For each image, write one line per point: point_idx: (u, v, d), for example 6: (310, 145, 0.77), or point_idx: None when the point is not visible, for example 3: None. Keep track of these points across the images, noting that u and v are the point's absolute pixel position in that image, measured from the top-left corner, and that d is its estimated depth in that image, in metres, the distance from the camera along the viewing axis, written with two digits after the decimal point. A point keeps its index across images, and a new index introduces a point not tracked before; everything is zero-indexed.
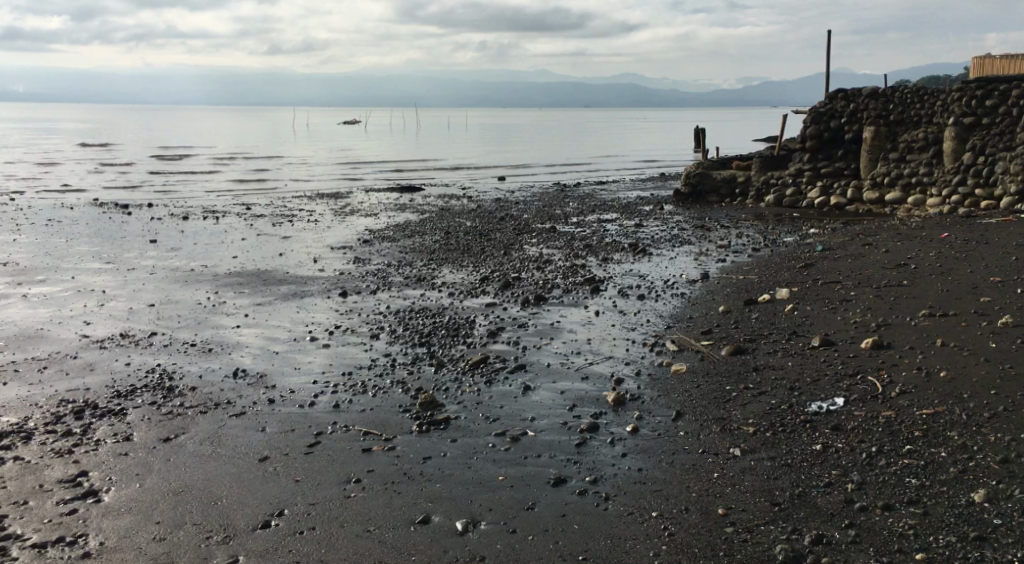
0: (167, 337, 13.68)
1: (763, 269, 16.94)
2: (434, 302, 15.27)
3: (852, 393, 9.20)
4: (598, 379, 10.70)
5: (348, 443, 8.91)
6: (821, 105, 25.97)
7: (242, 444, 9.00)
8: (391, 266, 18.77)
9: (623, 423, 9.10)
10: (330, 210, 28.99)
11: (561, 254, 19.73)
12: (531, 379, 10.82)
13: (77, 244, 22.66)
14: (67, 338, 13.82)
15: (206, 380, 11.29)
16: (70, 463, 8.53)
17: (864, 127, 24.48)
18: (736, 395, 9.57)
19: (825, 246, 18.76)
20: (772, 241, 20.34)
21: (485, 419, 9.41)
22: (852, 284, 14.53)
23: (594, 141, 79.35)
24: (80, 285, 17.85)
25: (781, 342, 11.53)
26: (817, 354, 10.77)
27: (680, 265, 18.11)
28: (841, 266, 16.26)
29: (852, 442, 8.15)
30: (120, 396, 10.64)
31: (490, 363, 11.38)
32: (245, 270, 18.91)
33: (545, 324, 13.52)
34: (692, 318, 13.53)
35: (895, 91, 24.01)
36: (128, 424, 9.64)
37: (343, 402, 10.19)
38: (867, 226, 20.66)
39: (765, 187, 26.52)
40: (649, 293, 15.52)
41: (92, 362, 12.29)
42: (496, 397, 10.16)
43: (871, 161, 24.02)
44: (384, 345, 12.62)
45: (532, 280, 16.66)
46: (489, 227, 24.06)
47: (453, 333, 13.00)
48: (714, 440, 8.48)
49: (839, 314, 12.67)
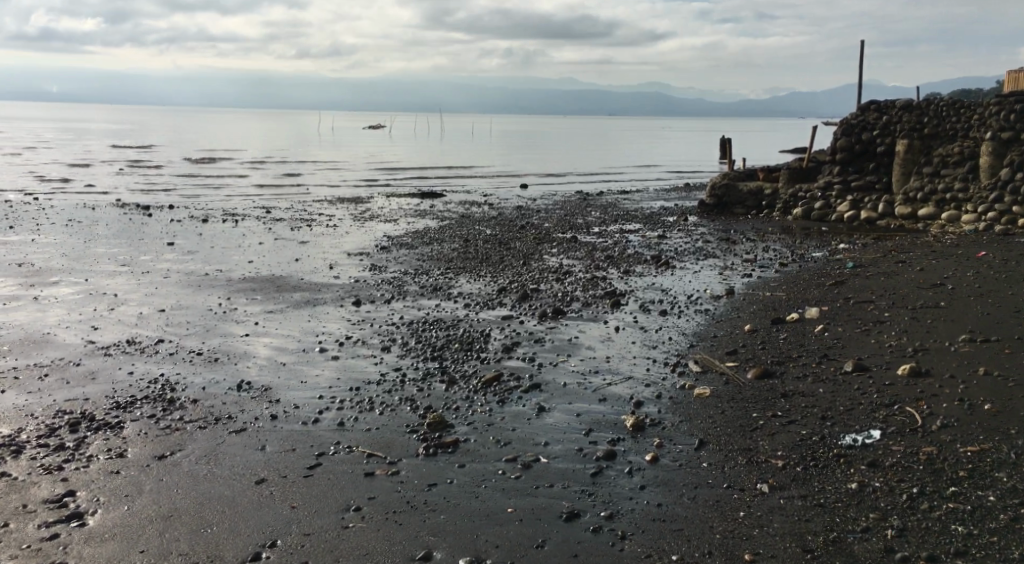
0: (174, 344, 13.27)
1: (791, 286, 16.36)
2: (449, 313, 14.80)
3: (890, 425, 8.63)
4: (616, 400, 10.17)
5: (350, 465, 8.45)
6: (852, 117, 25.42)
7: (239, 464, 8.54)
8: (408, 274, 18.36)
9: (643, 451, 8.57)
10: (350, 214, 28.65)
11: (582, 265, 19.20)
12: (545, 399, 10.29)
13: (94, 246, 22.42)
14: (74, 343, 13.46)
15: (208, 392, 10.86)
16: (58, 481, 8.10)
17: (897, 139, 23.85)
18: (764, 424, 9.01)
19: (856, 263, 18.17)
20: (800, 256, 19.75)
21: (496, 443, 8.90)
22: (886, 305, 13.95)
23: (618, 149, 79.09)
24: (93, 288, 17.54)
25: (811, 365, 10.96)
26: (850, 380, 10.20)
27: (705, 280, 17.53)
28: (874, 284, 15.68)
29: (890, 481, 7.57)
30: (119, 408, 10.22)
31: (504, 381, 10.87)
32: (260, 276, 18.55)
33: (563, 340, 13.00)
34: (715, 337, 12.96)
35: (931, 104, 23.40)
36: (124, 439, 9.21)
37: (348, 420, 9.71)
38: (899, 243, 20.04)
39: (793, 200, 25.91)
40: (672, 308, 14.97)
41: (94, 370, 11.89)
42: (508, 419, 9.65)
43: (903, 175, 23.40)
44: (394, 358, 12.15)
45: (552, 293, 16.15)
46: (509, 235, 23.62)
47: (466, 347, 12.52)
48: (740, 474, 7.93)
49: (873, 336, 12.09)
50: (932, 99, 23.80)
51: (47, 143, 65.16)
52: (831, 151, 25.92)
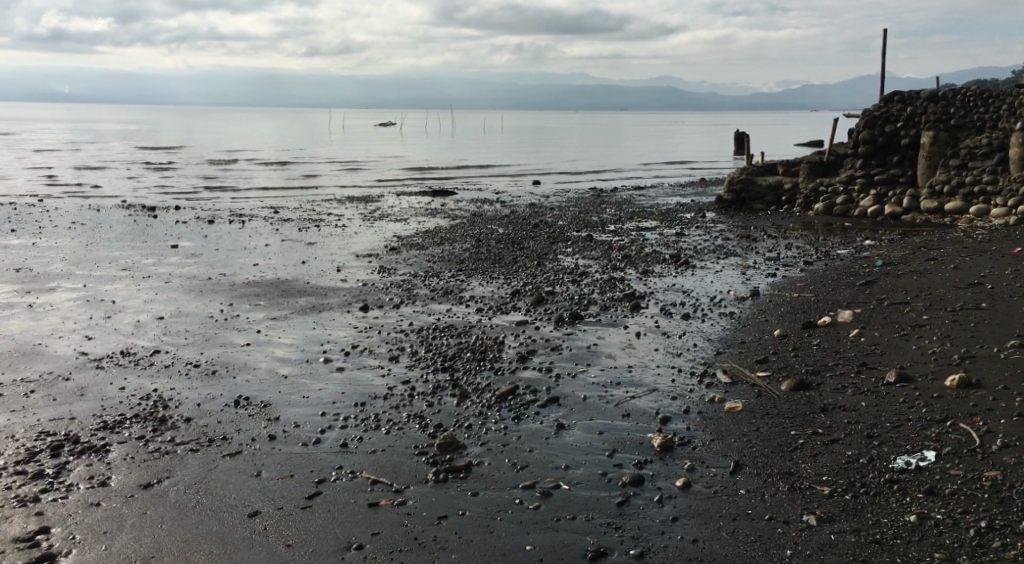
0: (170, 356, 12.56)
1: (818, 286, 15.55)
2: (460, 319, 14.06)
3: (944, 445, 7.84)
4: (641, 416, 9.40)
5: (353, 494, 7.75)
6: (874, 109, 24.55)
7: (231, 494, 7.86)
8: (418, 277, 17.65)
9: (672, 476, 7.80)
10: (359, 214, 27.98)
11: (598, 265, 18.42)
12: (565, 416, 9.54)
13: (95, 249, 21.76)
14: (65, 355, 12.77)
15: (203, 409, 10.16)
16: (31, 516, 7.50)
17: (922, 131, 22.98)
18: (804, 444, 8.22)
19: (884, 260, 17.34)
20: (825, 253, 18.94)
21: (511, 466, 8.15)
22: (923, 306, 13.15)
23: (632, 145, 78.43)
24: (90, 294, 16.85)
25: (849, 376, 10.15)
26: (893, 393, 9.39)
27: (727, 280, 16.73)
28: (906, 284, 14.86)
29: (953, 512, 6.81)
30: (105, 429, 9.52)
31: (519, 395, 10.11)
32: (264, 279, 17.87)
33: (582, 348, 12.23)
34: (743, 343, 12.18)
35: (957, 94, 22.51)
36: (108, 464, 8.53)
37: (352, 440, 8.99)
38: (927, 239, 19.21)
39: (814, 194, 25.08)
40: (695, 311, 14.20)
41: (85, 386, 11.19)
42: (525, 438, 8.90)
43: (929, 168, 22.54)
44: (403, 369, 11.40)
45: (567, 295, 15.39)
46: (522, 234, 22.88)
47: (479, 356, 11.78)
48: (783, 504, 7.17)
49: (914, 342, 11.29)
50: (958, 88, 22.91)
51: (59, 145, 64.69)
52: (853, 144, 25.02)
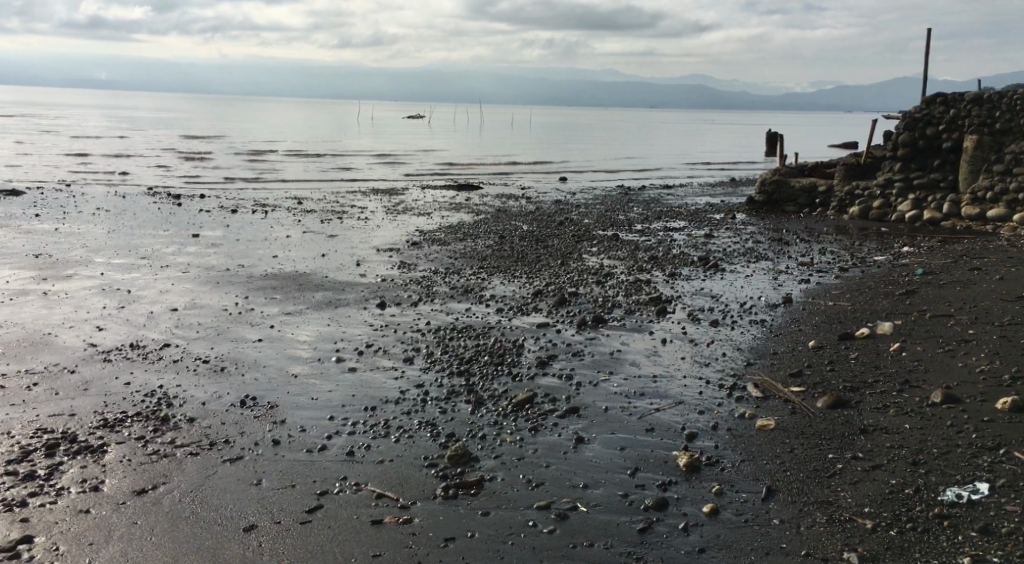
0: (180, 351, 12.13)
1: (853, 295, 14.89)
2: (480, 320, 13.52)
3: (998, 476, 7.25)
4: (666, 432, 8.82)
5: (355, 510, 7.34)
6: (915, 111, 23.74)
7: (228, 505, 7.46)
8: (438, 273, 17.16)
9: (699, 500, 7.26)
10: (383, 207, 27.54)
11: (624, 266, 17.83)
12: (584, 429, 8.98)
13: (115, 236, 21.42)
14: (74, 347, 12.35)
15: (208, 410, 9.67)
16: (16, 522, 7.15)
17: (965, 134, 22.17)
18: (843, 470, 7.66)
19: (925, 268, 16.65)
20: (860, 259, 18.26)
21: (526, 483, 7.64)
22: (968, 320, 12.50)
23: (662, 143, 77.50)
24: (106, 283, 16.46)
25: (890, 395, 9.55)
26: (940, 415, 8.79)
27: (758, 285, 16.09)
28: (949, 295, 14.20)
29: (1012, 556, 6.31)
30: (105, 428, 9.06)
31: (538, 404, 9.57)
32: (283, 272, 17.43)
33: (604, 354, 11.67)
34: (774, 354, 11.57)
35: (1003, 97, 21.70)
36: (103, 466, 8.07)
37: (359, 448, 8.49)
38: (969, 246, 18.49)
39: (849, 198, 24.36)
40: (724, 318, 13.59)
41: (89, 380, 10.76)
42: (542, 452, 8.35)
43: (971, 173, 21.76)
44: (417, 373, 10.88)
45: (591, 297, 14.83)
46: (547, 231, 22.36)
47: (497, 359, 11.26)
48: (821, 537, 6.66)
49: (959, 359, 10.67)
50: (1004, 90, 22.03)
51: (91, 130, 64.55)
52: (892, 147, 24.23)
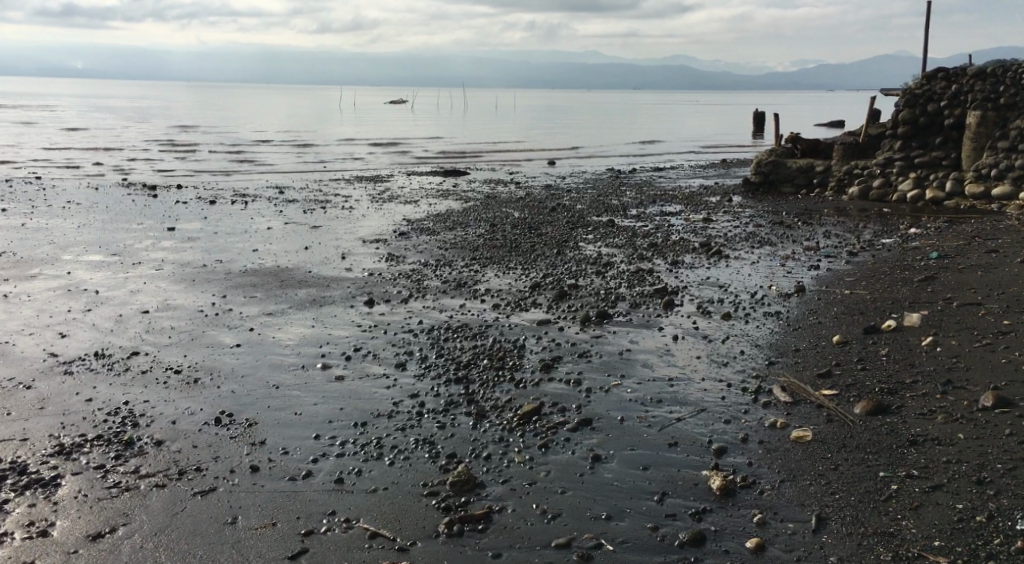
0: (149, 360, 11.08)
1: (869, 282, 13.98)
2: (475, 318, 12.51)
3: None
4: (692, 446, 7.90)
5: (345, 557, 6.51)
6: (915, 86, 22.79)
7: (198, 554, 6.61)
8: (429, 266, 16.15)
9: (740, 533, 6.52)
10: (368, 195, 26.40)
11: (624, 255, 16.88)
12: (600, 444, 8.04)
13: (85, 232, 20.24)
14: (33, 357, 11.29)
15: (178, 430, 8.64)
16: None
17: (968, 111, 21.24)
18: (900, 491, 6.84)
19: (938, 251, 15.75)
20: (868, 242, 17.38)
21: (540, 516, 6.82)
22: (997, 309, 11.61)
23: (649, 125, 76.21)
24: (72, 283, 15.35)
25: (933, 398, 8.67)
26: (994, 422, 7.90)
27: (767, 273, 15.16)
28: (971, 281, 13.30)
29: None
30: (59, 455, 8.04)
31: (546, 415, 8.61)
32: (263, 267, 16.39)
33: (613, 354, 10.71)
34: (797, 352, 10.66)
35: (1007, 71, 20.78)
36: (54, 504, 7.11)
37: (348, 474, 7.51)
38: (979, 227, 17.65)
39: (848, 177, 23.50)
40: (736, 311, 12.65)
41: (48, 396, 9.75)
42: (555, 474, 7.43)
43: (975, 150, 20.89)
44: (411, 381, 9.88)
45: (593, 290, 13.85)
46: (540, 218, 21.36)
47: (497, 363, 10.27)
48: None
49: (997, 355, 9.79)
50: (1007, 63, 21.09)
51: (70, 121, 62.80)
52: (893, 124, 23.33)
